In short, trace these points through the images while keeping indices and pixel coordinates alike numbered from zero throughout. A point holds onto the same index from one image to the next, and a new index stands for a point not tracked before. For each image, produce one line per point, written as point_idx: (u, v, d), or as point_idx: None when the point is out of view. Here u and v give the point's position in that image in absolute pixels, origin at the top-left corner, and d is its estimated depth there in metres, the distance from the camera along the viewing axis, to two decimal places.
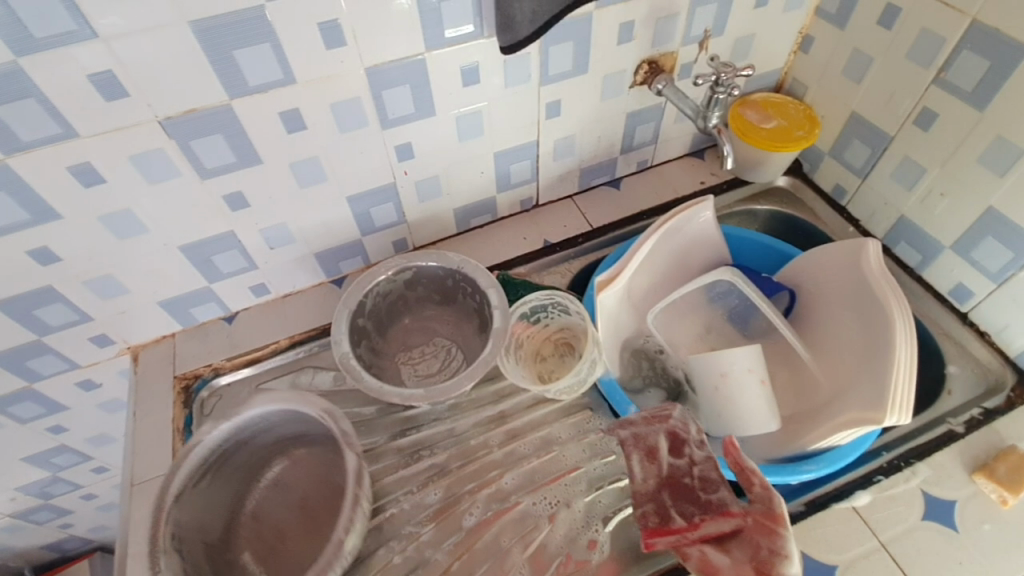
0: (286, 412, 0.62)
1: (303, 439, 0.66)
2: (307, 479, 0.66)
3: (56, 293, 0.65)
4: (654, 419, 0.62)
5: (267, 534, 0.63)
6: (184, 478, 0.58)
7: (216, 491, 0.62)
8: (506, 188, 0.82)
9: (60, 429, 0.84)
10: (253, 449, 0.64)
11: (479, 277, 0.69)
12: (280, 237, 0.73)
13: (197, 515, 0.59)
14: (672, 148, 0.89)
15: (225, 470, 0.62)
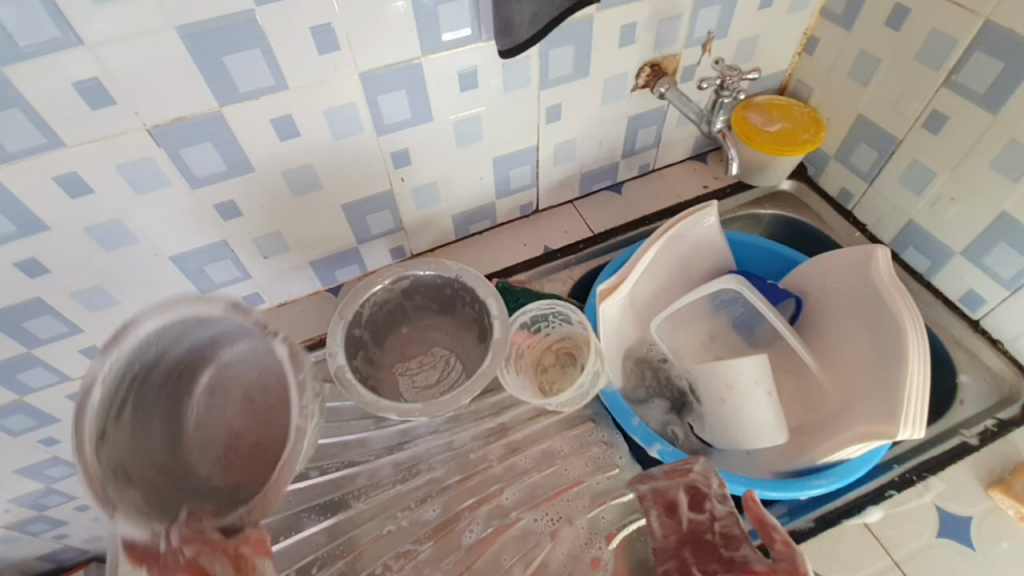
0: (190, 312, 0.46)
1: (217, 335, 0.49)
2: (246, 375, 0.50)
3: (44, 306, 0.64)
4: (674, 472, 0.59)
5: (223, 441, 0.48)
6: (99, 413, 0.41)
7: (137, 428, 0.44)
8: (506, 194, 0.80)
9: (52, 441, 0.82)
10: (137, 375, 0.44)
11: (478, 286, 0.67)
12: (274, 246, 0.71)
13: (128, 453, 0.42)
14: (675, 152, 0.87)
15: (133, 402, 0.44)
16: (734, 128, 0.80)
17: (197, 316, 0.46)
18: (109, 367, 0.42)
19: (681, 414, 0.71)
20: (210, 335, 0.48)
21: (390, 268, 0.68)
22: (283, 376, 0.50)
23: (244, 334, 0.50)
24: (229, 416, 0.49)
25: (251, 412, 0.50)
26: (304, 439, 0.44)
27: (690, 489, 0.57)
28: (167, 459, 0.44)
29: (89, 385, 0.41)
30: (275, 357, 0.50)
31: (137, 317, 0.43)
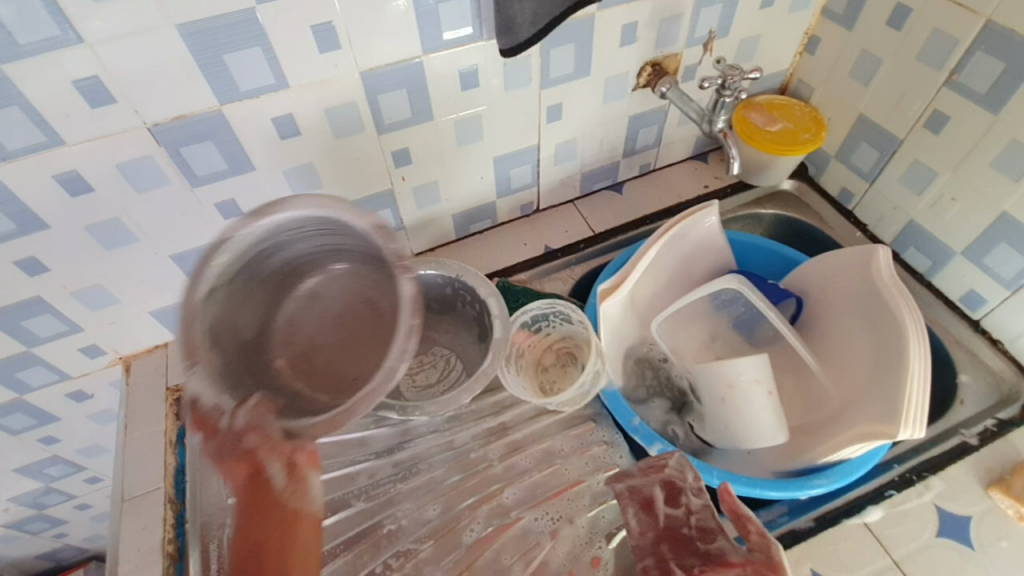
0: (332, 220, 0.53)
1: (341, 255, 0.57)
2: (343, 296, 0.60)
3: (44, 304, 0.64)
4: (649, 468, 0.58)
5: (294, 341, 0.59)
6: (218, 274, 0.50)
7: (245, 296, 0.54)
8: (506, 193, 0.80)
9: (52, 440, 0.82)
10: (268, 259, 0.54)
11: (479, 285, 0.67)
12: None
13: (226, 311, 0.52)
14: (675, 152, 0.87)
15: (252, 275, 0.54)
16: (737, 127, 0.80)
17: (340, 225, 0.53)
18: (249, 232, 0.50)
19: (681, 414, 0.71)
20: (336, 250, 0.57)
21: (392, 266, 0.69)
22: (375, 312, 0.59)
23: (364, 261, 0.57)
24: (308, 328, 0.60)
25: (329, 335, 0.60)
26: (392, 380, 0.46)
27: (665, 484, 0.57)
28: (252, 334, 0.55)
29: (226, 243, 0.49)
30: (374, 294, 0.59)
31: (291, 205, 0.51)
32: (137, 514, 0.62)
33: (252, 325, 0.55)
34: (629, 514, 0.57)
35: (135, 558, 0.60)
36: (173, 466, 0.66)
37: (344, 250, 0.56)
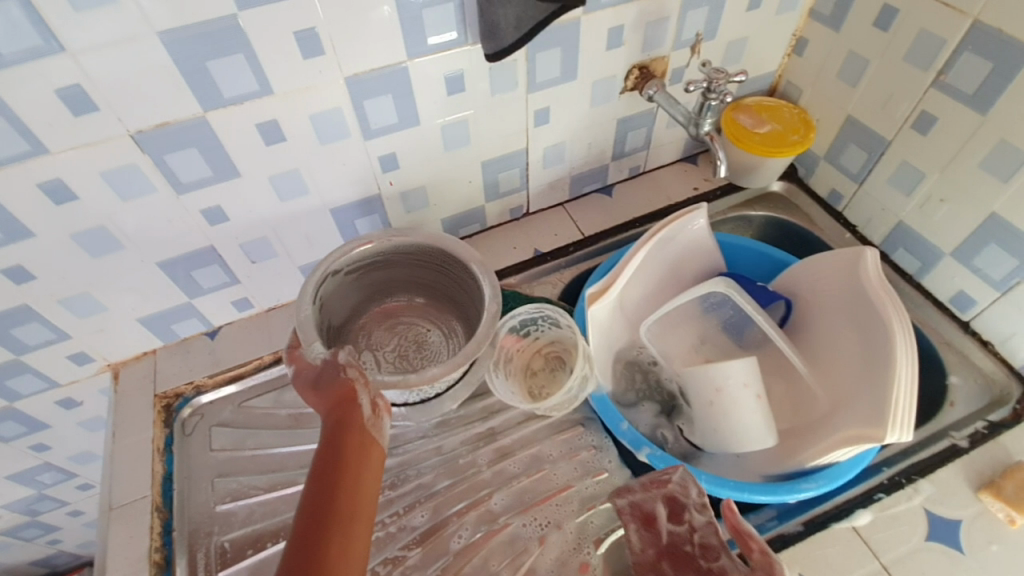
0: (442, 254, 0.66)
1: (432, 288, 0.71)
2: (413, 321, 0.72)
3: (32, 312, 0.64)
4: (651, 483, 0.58)
5: (365, 340, 0.70)
6: (341, 262, 0.63)
7: (346, 291, 0.66)
8: (495, 197, 0.80)
9: (43, 447, 0.82)
10: (374, 277, 0.69)
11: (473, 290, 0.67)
12: (261, 251, 0.71)
13: (331, 295, 0.64)
14: (665, 154, 0.87)
15: (358, 277, 0.66)
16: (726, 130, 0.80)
17: (448, 262, 0.67)
18: (383, 243, 0.65)
19: (671, 418, 0.70)
20: (430, 283, 0.71)
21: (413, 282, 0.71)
22: (439, 336, 0.71)
23: (451, 295, 0.70)
24: (377, 334, 0.71)
25: (390, 346, 0.70)
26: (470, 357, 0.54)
27: (667, 500, 0.57)
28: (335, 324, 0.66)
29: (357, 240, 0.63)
30: (444, 320, 0.72)
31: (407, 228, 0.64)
32: (124, 521, 0.62)
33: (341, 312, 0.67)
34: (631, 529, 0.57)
35: (122, 566, 0.59)
36: (161, 473, 0.66)
37: (439, 285, 0.70)
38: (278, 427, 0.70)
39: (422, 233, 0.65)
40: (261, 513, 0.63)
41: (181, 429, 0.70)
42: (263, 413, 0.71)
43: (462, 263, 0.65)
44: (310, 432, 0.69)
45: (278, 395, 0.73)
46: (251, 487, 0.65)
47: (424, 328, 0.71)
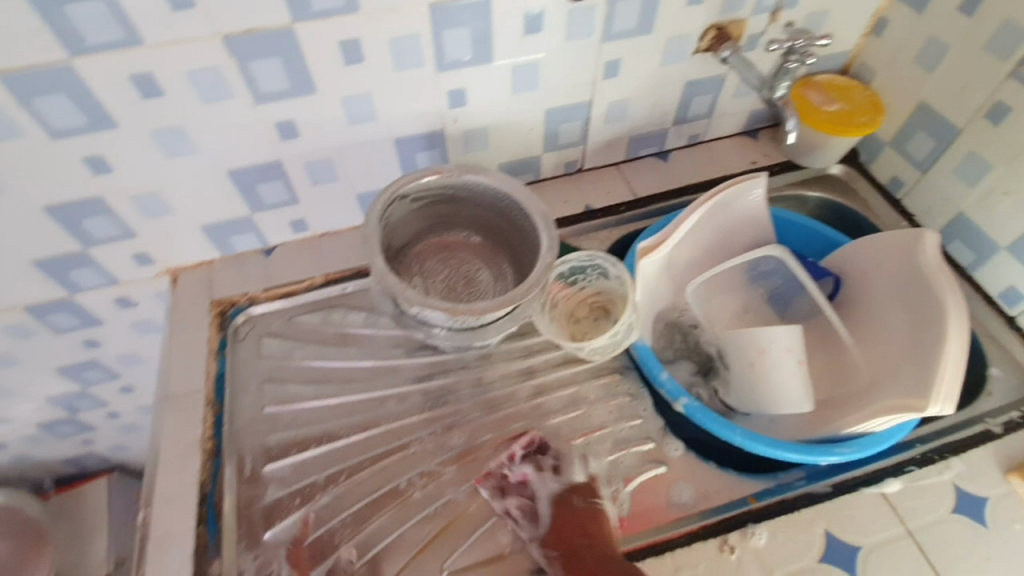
0: (509, 200, 0.66)
1: (492, 230, 0.72)
2: (465, 259, 0.73)
3: (105, 205, 0.67)
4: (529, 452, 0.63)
5: (418, 267, 0.72)
6: (410, 188, 0.64)
7: (408, 216, 0.68)
8: (554, 148, 0.79)
9: (94, 343, 0.86)
10: (437, 209, 0.70)
11: (531, 239, 0.67)
12: (324, 173, 0.72)
13: (395, 218, 0.66)
14: (727, 125, 0.86)
15: (421, 206, 0.68)
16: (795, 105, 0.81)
17: (513, 208, 0.67)
18: (454, 177, 0.65)
19: (707, 378, 0.72)
20: (491, 226, 0.71)
21: (473, 220, 0.72)
22: (490, 278, 0.71)
23: (510, 241, 0.71)
24: (430, 263, 0.72)
25: (441, 276, 0.71)
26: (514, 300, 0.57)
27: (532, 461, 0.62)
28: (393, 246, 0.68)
29: (428, 170, 0.64)
30: (497, 263, 0.72)
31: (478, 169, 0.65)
32: (179, 411, 0.66)
33: (401, 235, 0.69)
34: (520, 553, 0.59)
35: (176, 450, 0.63)
36: (214, 372, 0.69)
37: (500, 229, 0.71)
38: (325, 343, 0.72)
39: (493, 176, 0.65)
40: (308, 419, 0.67)
41: (234, 334, 0.73)
42: (312, 330, 0.74)
43: (527, 215, 0.66)
44: (356, 350, 0.72)
45: (326, 314, 0.75)
46: (299, 395, 0.68)
47: (476, 267, 0.72)
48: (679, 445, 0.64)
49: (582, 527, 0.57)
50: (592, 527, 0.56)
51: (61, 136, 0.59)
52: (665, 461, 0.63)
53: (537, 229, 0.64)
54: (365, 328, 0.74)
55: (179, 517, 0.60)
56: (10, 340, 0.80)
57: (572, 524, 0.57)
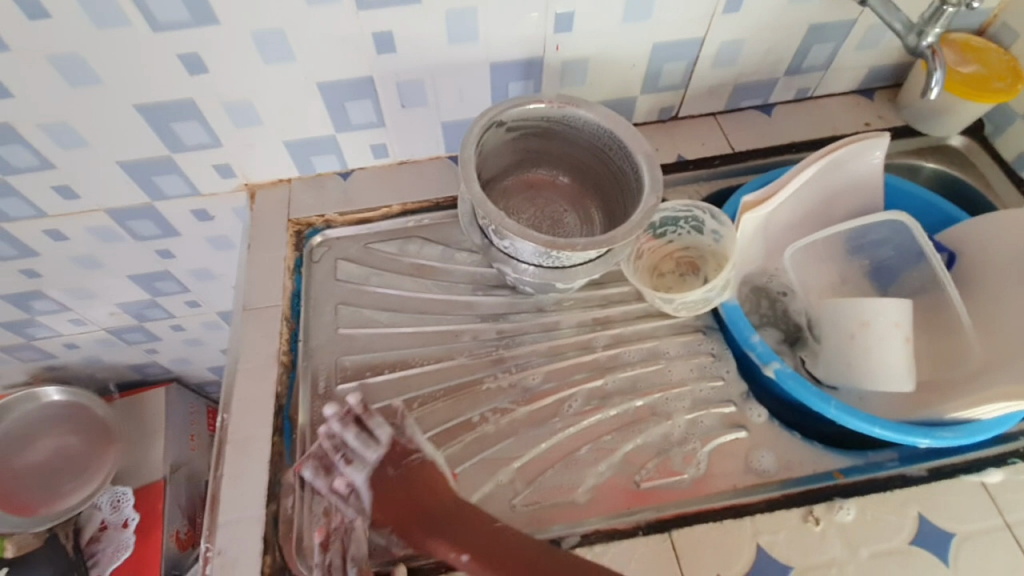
0: (608, 139, 0.62)
1: (583, 170, 0.68)
2: (551, 199, 0.70)
3: (195, 109, 0.65)
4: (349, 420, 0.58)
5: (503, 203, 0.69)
6: (508, 116, 0.60)
7: (500, 146, 0.65)
8: (652, 90, 0.74)
9: (168, 254, 0.87)
10: (529, 143, 0.66)
11: (627, 182, 0.63)
12: (414, 96, 0.69)
13: (489, 147, 0.63)
14: (840, 81, 0.80)
15: (515, 137, 0.64)
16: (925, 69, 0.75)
17: (611, 148, 0.62)
18: (554, 110, 0.61)
19: (793, 348, 0.68)
20: (583, 166, 0.67)
21: (564, 159, 0.68)
22: (577, 222, 0.69)
23: (601, 184, 0.67)
24: (516, 200, 0.69)
25: (526, 214, 0.68)
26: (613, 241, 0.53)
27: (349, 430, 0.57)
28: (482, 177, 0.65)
29: (531, 97, 0.60)
30: (584, 206, 0.69)
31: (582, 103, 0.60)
32: (257, 323, 0.67)
33: (491, 166, 0.66)
34: (348, 535, 0.54)
35: (255, 359, 0.64)
36: (290, 289, 0.70)
37: (591, 170, 0.67)
38: (400, 271, 0.71)
39: (595, 108, 0.60)
40: (382, 344, 0.66)
41: (309, 255, 0.73)
42: (386, 258, 0.73)
43: (627, 156, 0.61)
44: (431, 282, 0.70)
45: (402, 244, 0.74)
46: (372, 320, 0.68)
47: (562, 208, 0.69)
48: (762, 412, 0.61)
49: (405, 497, 0.54)
50: (415, 492, 0.54)
51: (159, 28, 0.57)
52: (746, 425, 0.60)
53: (637, 173, 0.60)
54: (440, 261, 0.72)
55: (256, 424, 0.61)
56: (93, 242, 0.81)
57: (395, 489, 0.55)
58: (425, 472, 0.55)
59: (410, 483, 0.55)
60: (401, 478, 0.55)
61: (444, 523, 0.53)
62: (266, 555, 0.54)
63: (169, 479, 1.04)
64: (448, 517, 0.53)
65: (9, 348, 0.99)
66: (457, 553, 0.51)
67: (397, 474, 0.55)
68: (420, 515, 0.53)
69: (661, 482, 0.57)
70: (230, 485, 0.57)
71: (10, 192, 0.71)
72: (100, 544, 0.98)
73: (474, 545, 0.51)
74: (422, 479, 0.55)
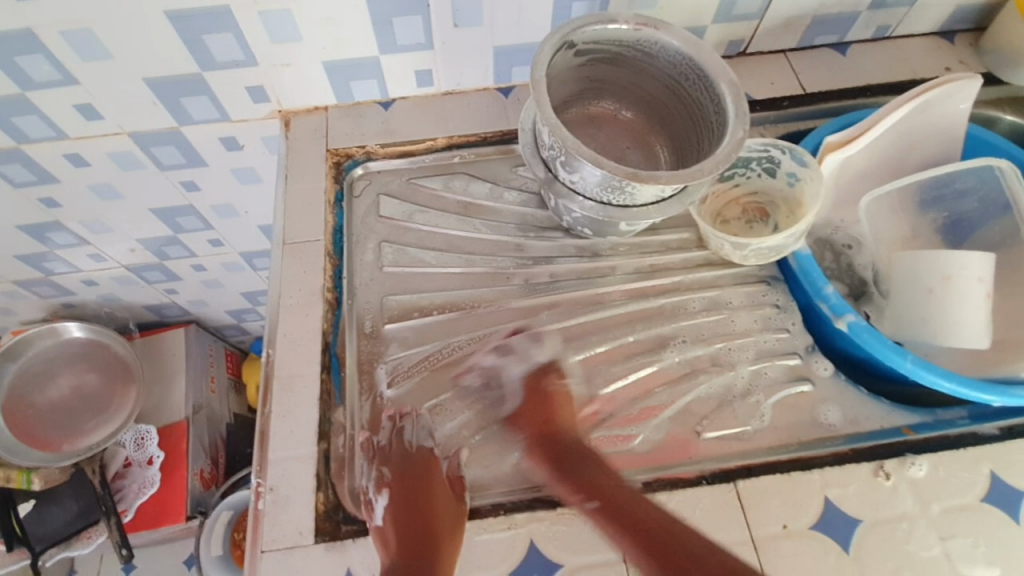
0: (686, 68, 0.57)
1: (650, 103, 0.64)
2: (613, 133, 0.66)
3: (230, 18, 0.59)
4: (426, 361, 0.59)
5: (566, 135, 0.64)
6: (583, 35, 0.55)
7: (569, 69, 0.59)
8: (725, 20, 0.68)
9: (193, 187, 0.82)
10: (598, 70, 0.61)
11: (703, 117, 0.59)
12: (468, 12, 0.62)
13: (557, 69, 0.58)
14: (923, 19, 0.74)
15: (584, 61, 0.59)
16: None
17: (688, 79, 0.58)
18: (632, 33, 0.56)
19: (858, 303, 0.65)
20: (652, 99, 0.63)
21: (631, 92, 0.64)
22: (640, 159, 0.65)
23: (670, 120, 0.64)
24: (579, 131, 0.65)
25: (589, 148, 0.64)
26: (695, 178, 0.50)
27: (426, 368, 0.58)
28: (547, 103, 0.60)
29: (610, 16, 0.54)
30: (649, 143, 0.66)
31: (664, 26, 0.55)
32: (298, 257, 0.64)
33: (557, 93, 0.61)
34: (413, 420, 0.56)
35: (297, 295, 0.61)
36: (332, 224, 0.66)
37: (660, 103, 0.63)
38: (445, 210, 0.67)
39: (675, 31, 0.55)
40: (430, 284, 0.63)
41: (350, 188, 0.69)
42: (430, 194, 0.68)
43: (706, 89, 0.57)
44: (478, 222, 0.66)
45: (447, 180, 0.69)
46: (418, 260, 0.64)
47: (626, 145, 0.66)
48: (829, 366, 0.59)
49: (542, 414, 0.54)
50: (549, 410, 0.54)
51: None
52: (810, 378, 0.58)
53: (717, 107, 0.56)
54: (488, 199, 0.68)
55: (301, 361, 0.58)
56: (114, 169, 0.77)
57: (535, 405, 0.55)
58: (556, 398, 0.55)
59: (556, 402, 0.55)
60: (541, 396, 0.56)
61: (580, 459, 0.51)
62: (320, 492, 0.53)
63: (192, 419, 1.02)
64: (575, 454, 0.51)
65: (27, 282, 0.95)
66: (583, 499, 0.48)
67: (540, 394, 0.56)
68: (556, 438, 0.53)
69: (724, 434, 0.55)
70: (279, 423, 0.55)
71: (28, 109, 0.65)
72: (125, 479, 0.98)
73: (602, 490, 0.48)
74: (560, 402, 0.55)
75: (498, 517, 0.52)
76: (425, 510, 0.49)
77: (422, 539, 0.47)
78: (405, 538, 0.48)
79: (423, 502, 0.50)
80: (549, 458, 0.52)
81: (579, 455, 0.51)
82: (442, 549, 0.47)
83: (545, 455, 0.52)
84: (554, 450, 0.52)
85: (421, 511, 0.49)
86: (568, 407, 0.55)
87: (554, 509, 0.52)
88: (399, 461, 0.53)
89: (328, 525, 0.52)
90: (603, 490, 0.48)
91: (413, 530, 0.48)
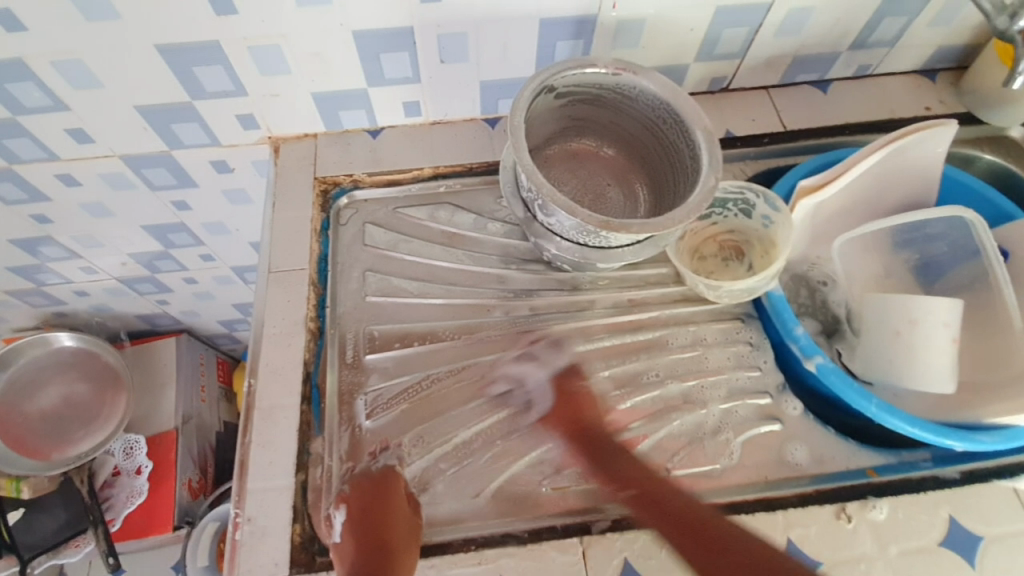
0: (663, 112, 0.58)
1: (630, 142, 0.65)
2: (595, 170, 0.67)
3: (220, 52, 0.60)
4: (408, 393, 0.60)
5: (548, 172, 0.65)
6: (564, 79, 0.57)
7: (551, 109, 0.61)
8: (707, 58, 0.69)
9: (185, 207, 0.83)
10: (580, 110, 0.63)
11: (681, 158, 0.60)
12: (454, 50, 0.63)
13: (538, 111, 0.59)
14: (904, 59, 0.75)
15: (566, 102, 0.61)
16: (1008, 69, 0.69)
17: (666, 123, 0.59)
18: (612, 77, 0.57)
19: (831, 340, 0.66)
20: (632, 139, 0.65)
21: (613, 130, 0.65)
22: (620, 196, 0.66)
23: (649, 160, 0.65)
24: (561, 168, 0.66)
25: (569, 186, 0.66)
26: (667, 227, 0.51)
27: (406, 398, 0.60)
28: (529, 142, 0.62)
29: (590, 61, 0.56)
30: (629, 180, 0.67)
31: (643, 71, 0.56)
32: (283, 286, 0.65)
33: (538, 132, 0.63)
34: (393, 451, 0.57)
35: (282, 325, 0.63)
36: (317, 252, 0.67)
37: (641, 143, 0.64)
38: (430, 240, 0.69)
39: (653, 75, 0.57)
40: (410, 315, 0.64)
41: (336, 217, 0.70)
42: (416, 224, 0.70)
43: (683, 133, 0.58)
44: (462, 253, 0.68)
45: (433, 211, 0.70)
46: (401, 289, 0.66)
47: (606, 182, 0.67)
48: (798, 406, 0.60)
49: (570, 414, 0.57)
50: (577, 408, 0.58)
51: None
52: (780, 418, 0.60)
53: (693, 151, 0.57)
54: (473, 230, 0.69)
55: (283, 392, 0.60)
56: (106, 190, 0.78)
57: (567, 403, 0.58)
58: (583, 396, 0.59)
59: (582, 403, 0.58)
60: (565, 397, 0.59)
61: (614, 452, 0.55)
62: (296, 524, 0.54)
63: (181, 430, 1.03)
64: (613, 450, 0.55)
65: (20, 294, 0.97)
66: (620, 487, 0.52)
67: (564, 399, 0.58)
68: (586, 433, 0.56)
69: (691, 473, 0.57)
70: (260, 453, 0.57)
71: (22, 134, 0.67)
72: (113, 489, 0.99)
73: (636, 480, 0.52)
74: (586, 399, 0.58)
75: (469, 552, 0.54)
76: (382, 530, 0.50)
77: (377, 556, 0.48)
78: (361, 556, 0.48)
79: (379, 519, 0.50)
80: (587, 450, 0.56)
81: (614, 448, 0.55)
82: (398, 571, 0.48)
83: (580, 449, 0.56)
84: (592, 447, 0.56)
85: (379, 525, 0.50)
86: (597, 408, 0.58)
87: (524, 544, 0.54)
88: (359, 479, 0.54)
89: (304, 556, 0.53)
90: (645, 482, 0.52)
91: (369, 547, 0.49)
